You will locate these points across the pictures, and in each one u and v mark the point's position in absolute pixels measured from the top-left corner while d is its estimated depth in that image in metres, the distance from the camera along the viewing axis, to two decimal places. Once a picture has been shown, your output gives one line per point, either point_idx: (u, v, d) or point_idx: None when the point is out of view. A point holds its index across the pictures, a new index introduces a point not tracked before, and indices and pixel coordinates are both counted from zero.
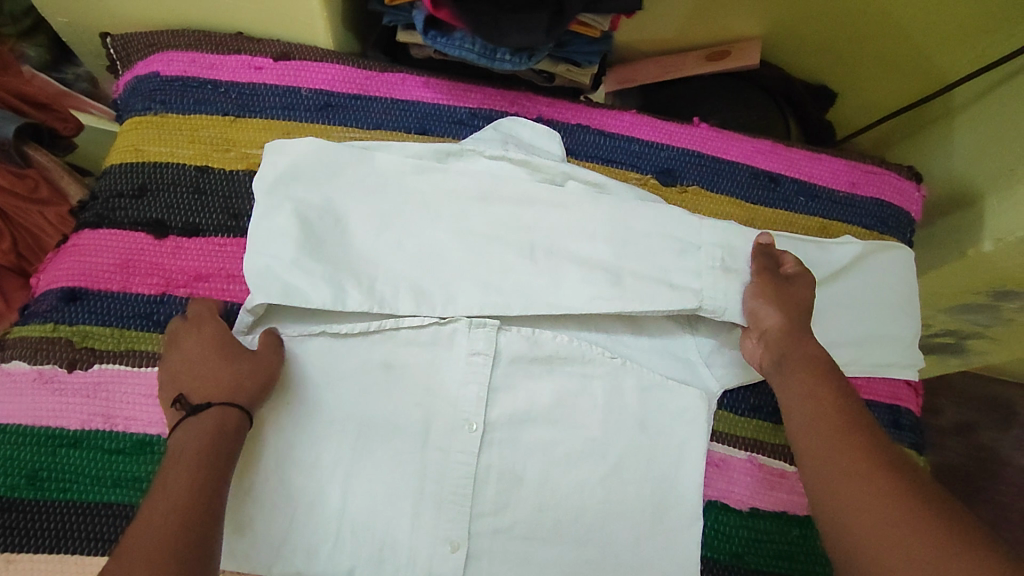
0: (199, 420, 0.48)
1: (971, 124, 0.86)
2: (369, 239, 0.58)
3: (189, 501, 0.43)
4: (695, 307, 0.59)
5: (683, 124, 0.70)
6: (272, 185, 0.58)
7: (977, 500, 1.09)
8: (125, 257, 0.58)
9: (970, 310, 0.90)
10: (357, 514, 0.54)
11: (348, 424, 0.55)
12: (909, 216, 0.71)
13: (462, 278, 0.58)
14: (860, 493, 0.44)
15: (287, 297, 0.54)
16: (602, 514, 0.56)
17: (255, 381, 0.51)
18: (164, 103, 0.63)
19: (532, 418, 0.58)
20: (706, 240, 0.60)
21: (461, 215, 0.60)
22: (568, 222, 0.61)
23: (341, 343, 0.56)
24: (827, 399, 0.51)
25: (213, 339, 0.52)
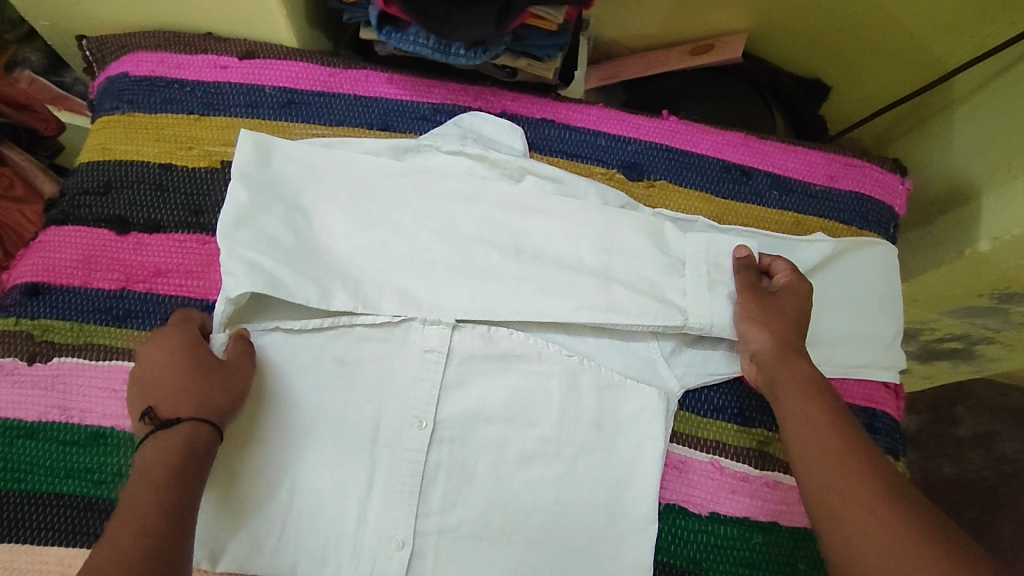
0: (168, 435, 0.47)
1: (969, 118, 0.81)
2: (350, 239, 0.58)
3: (154, 521, 0.43)
4: (680, 324, 0.58)
5: (651, 118, 0.69)
6: (249, 179, 0.57)
7: (999, 514, 1.04)
8: (87, 252, 0.59)
9: (977, 314, 0.85)
10: (320, 513, 0.54)
11: (315, 422, 0.55)
12: (891, 210, 0.69)
13: (447, 281, 0.58)
14: (866, 527, 0.45)
15: (274, 290, 0.53)
16: (552, 515, 0.55)
17: (224, 393, 0.51)
18: (131, 102, 0.64)
19: (484, 416, 0.57)
20: (690, 253, 0.60)
21: (443, 216, 0.60)
22: (550, 226, 0.61)
23: (309, 339, 0.56)
24: (828, 425, 0.51)
25: (183, 350, 0.51)
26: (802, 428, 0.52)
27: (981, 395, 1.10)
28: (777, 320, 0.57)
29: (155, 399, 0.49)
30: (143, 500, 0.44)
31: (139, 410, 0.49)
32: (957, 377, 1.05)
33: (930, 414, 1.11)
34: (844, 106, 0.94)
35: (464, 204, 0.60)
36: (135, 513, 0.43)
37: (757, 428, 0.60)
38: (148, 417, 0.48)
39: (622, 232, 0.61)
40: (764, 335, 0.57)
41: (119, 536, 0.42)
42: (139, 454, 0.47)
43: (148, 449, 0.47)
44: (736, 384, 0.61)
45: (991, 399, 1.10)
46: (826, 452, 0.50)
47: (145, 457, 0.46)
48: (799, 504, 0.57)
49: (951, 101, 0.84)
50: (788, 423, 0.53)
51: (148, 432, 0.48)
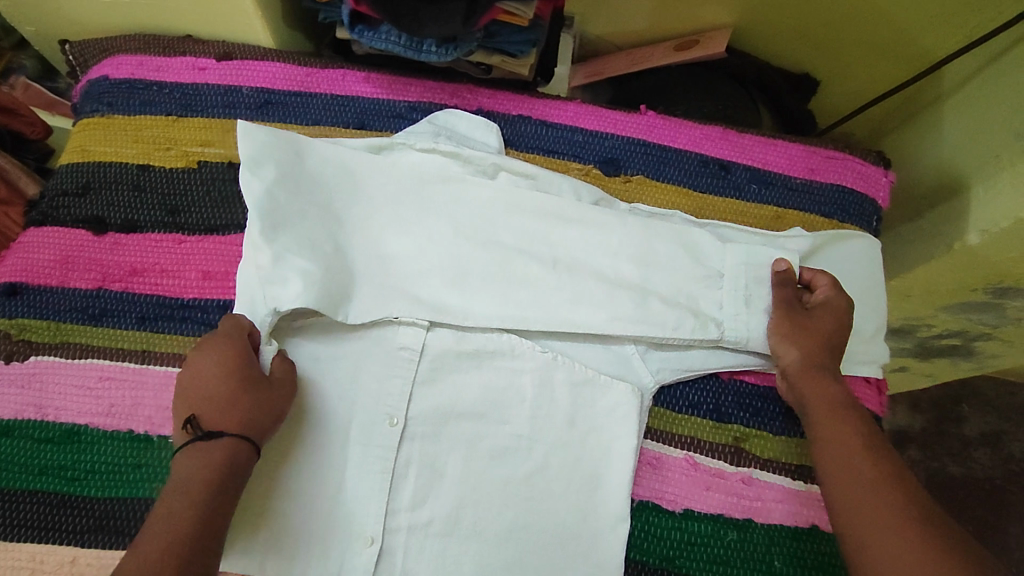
0: (206, 449, 0.48)
1: (959, 109, 0.78)
2: (389, 244, 0.59)
3: (183, 536, 0.44)
4: (717, 338, 0.58)
5: (630, 113, 0.68)
6: (280, 182, 0.56)
7: (1006, 515, 1.02)
8: (65, 253, 0.60)
9: (972, 309, 0.82)
10: (369, 527, 0.53)
11: (355, 438, 0.55)
12: (875, 204, 0.67)
13: (484, 289, 0.59)
14: (889, 542, 0.44)
15: (325, 303, 0.54)
16: (521, 512, 0.55)
17: (268, 411, 0.51)
18: (110, 105, 0.65)
19: (458, 413, 0.57)
20: (729, 265, 0.60)
21: (483, 228, 0.60)
22: (588, 238, 0.61)
23: (344, 348, 0.57)
24: (856, 445, 0.51)
25: (232, 361, 0.51)
26: (830, 445, 0.51)
27: (986, 393, 1.08)
28: (813, 335, 0.57)
29: (198, 409, 0.49)
30: (175, 515, 0.44)
31: (182, 415, 0.50)
32: (960, 374, 1.01)
33: (935, 412, 1.08)
34: (836, 100, 0.93)
35: (497, 215, 0.61)
36: (167, 526, 0.44)
37: (733, 424, 0.59)
38: (189, 424, 0.49)
39: (659, 245, 0.61)
40: (798, 349, 0.56)
41: (148, 551, 0.42)
42: (178, 460, 0.48)
43: (186, 459, 0.47)
44: (712, 380, 0.60)
45: (996, 397, 1.08)
46: (856, 470, 0.49)
47: (183, 467, 0.47)
48: (775, 501, 0.57)
49: (942, 93, 0.82)
50: (818, 441, 0.53)
51: (190, 440, 0.48)
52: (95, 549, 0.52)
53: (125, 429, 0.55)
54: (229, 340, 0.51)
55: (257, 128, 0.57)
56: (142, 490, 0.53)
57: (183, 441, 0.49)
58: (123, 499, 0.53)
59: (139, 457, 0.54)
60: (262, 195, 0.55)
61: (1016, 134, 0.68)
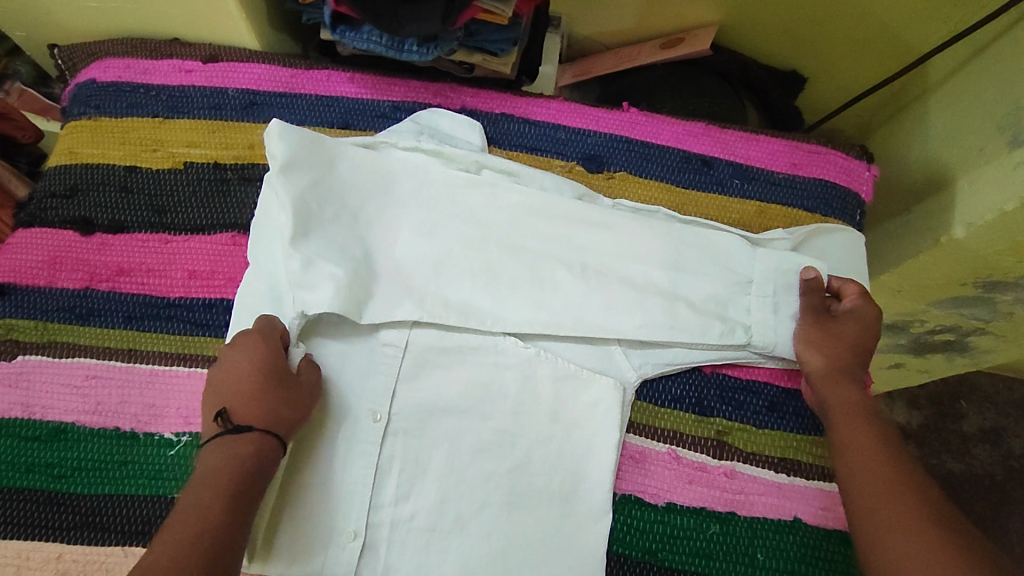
0: (235, 442, 0.49)
1: (945, 104, 0.78)
2: (416, 247, 0.60)
3: (210, 523, 0.44)
4: (745, 344, 0.58)
5: (612, 110, 0.69)
6: (315, 190, 0.57)
7: (1007, 512, 1.01)
8: (52, 253, 0.61)
9: (965, 304, 0.78)
10: (398, 526, 0.54)
11: (386, 444, 0.55)
12: (858, 197, 0.68)
13: (513, 293, 0.59)
14: (909, 546, 0.45)
15: (352, 307, 0.55)
16: (505, 506, 0.55)
17: (294, 408, 0.51)
18: (98, 107, 0.66)
19: (441, 409, 0.57)
20: (757, 271, 0.60)
21: (513, 234, 0.61)
22: (615, 243, 0.61)
23: (373, 354, 0.57)
24: (874, 449, 0.51)
25: (262, 358, 0.51)
26: (850, 448, 0.52)
27: (985, 389, 1.07)
28: (840, 341, 0.57)
29: (230, 403, 0.50)
30: (204, 505, 0.45)
31: (212, 409, 0.51)
32: (953, 370, 0.97)
33: (934, 409, 1.07)
34: (824, 96, 0.93)
35: (525, 220, 0.61)
36: (195, 515, 0.44)
37: (716, 418, 0.59)
38: (220, 418, 0.50)
39: (688, 250, 0.61)
40: (826, 352, 0.56)
41: (177, 538, 0.43)
42: (207, 452, 0.49)
43: (216, 451, 0.48)
44: (695, 375, 0.60)
45: (995, 393, 1.07)
46: (876, 474, 0.49)
47: (213, 459, 0.48)
48: (758, 494, 0.57)
49: (928, 88, 0.81)
50: (838, 445, 0.53)
51: (220, 433, 0.49)
52: (80, 546, 0.52)
53: (111, 426, 0.55)
54: (260, 343, 0.52)
55: (290, 130, 0.57)
56: (128, 486, 0.54)
57: (213, 434, 0.50)
58: (109, 496, 0.53)
59: (125, 454, 0.55)
60: (296, 201, 0.55)
61: (1000, 126, 0.67)
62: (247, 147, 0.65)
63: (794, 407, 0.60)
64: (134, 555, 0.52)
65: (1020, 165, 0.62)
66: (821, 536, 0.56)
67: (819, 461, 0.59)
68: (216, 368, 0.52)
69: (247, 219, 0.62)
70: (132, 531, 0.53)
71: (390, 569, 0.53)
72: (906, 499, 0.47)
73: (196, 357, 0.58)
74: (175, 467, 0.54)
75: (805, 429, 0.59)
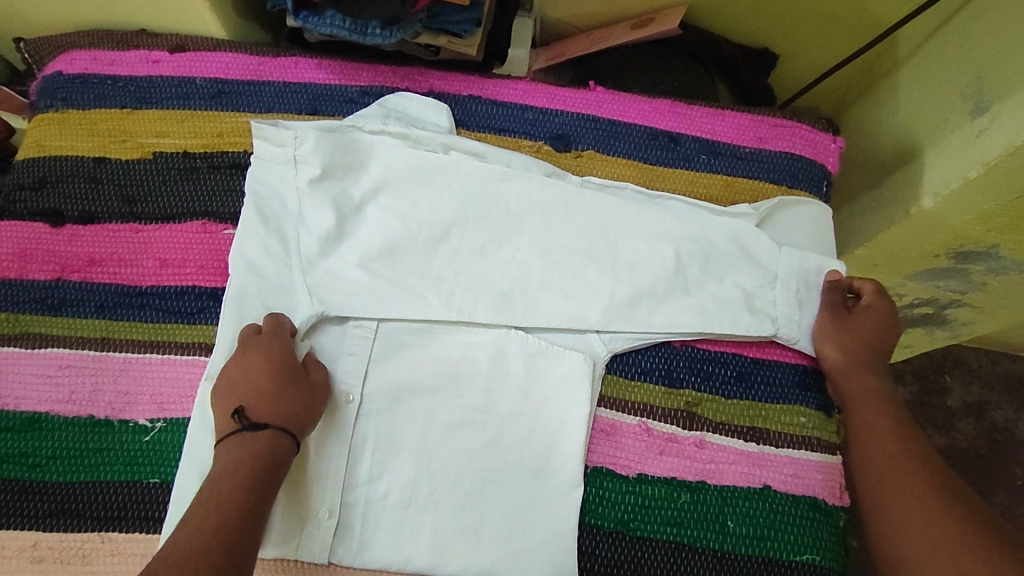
0: (252, 440, 0.49)
1: (914, 76, 0.78)
2: (447, 245, 0.60)
3: (231, 517, 0.45)
4: (771, 334, 0.60)
5: (579, 90, 0.70)
6: (348, 194, 0.60)
7: (991, 483, 1.02)
8: (23, 245, 0.61)
9: (940, 276, 0.78)
10: (389, 500, 0.54)
11: (409, 434, 0.56)
12: (824, 168, 0.69)
13: (542, 288, 0.60)
14: (912, 514, 0.49)
15: (380, 304, 0.57)
16: (477, 482, 0.55)
17: (308, 406, 0.52)
18: (65, 100, 0.66)
19: (415, 387, 0.57)
20: (782, 269, 0.62)
21: (546, 228, 0.62)
22: (642, 231, 0.62)
23: (407, 348, 0.58)
24: (889, 432, 0.54)
25: (279, 357, 0.52)
26: (862, 429, 0.55)
27: (969, 363, 1.08)
28: (861, 336, 0.59)
29: (246, 400, 0.51)
30: (227, 498, 0.46)
31: (226, 408, 0.51)
32: (937, 344, 0.97)
33: (919, 384, 1.07)
34: (799, 73, 0.92)
35: (553, 213, 0.62)
36: (217, 508, 0.45)
37: (686, 389, 0.60)
38: (237, 415, 0.50)
39: (719, 241, 0.63)
40: (846, 342, 0.59)
41: (201, 526, 0.44)
42: (223, 448, 0.49)
43: (233, 447, 0.49)
44: (664, 348, 0.61)
45: (978, 366, 1.08)
46: (885, 454, 0.53)
47: (230, 455, 0.48)
48: (728, 462, 0.58)
49: (897, 61, 0.82)
50: (854, 427, 0.56)
51: (236, 430, 0.50)
52: (57, 532, 0.53)
53: (86, 414, 0.56)
54: (273, 344, 0.53)
55: (329, 134, 0.60)
56: (103, 473, 0.54)
57: (229, 430, 0.50)
58: (85, 483, 0.54)
59: (100, 442, 0.55)
60: (332, 203, 0.59)
61: (964, 95, 0.67)
62: (215, 136, 0.65)
63: (761, 376, 0.61)
64: (111, 539, 0.53)
65: (983, 131, 0.62)
66: (789, 502, 0.57)
67: (786, 430, 0.59)
68: (229, 366, 0.53)
69: (216, 207, 0.62)
70: (108, 516, 0.53)
71: (365, 546, 0.53)
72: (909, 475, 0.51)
73: (168, 344, 0.58)
74: (150, 452, 0.55)
75: (773, 397, 0.60)
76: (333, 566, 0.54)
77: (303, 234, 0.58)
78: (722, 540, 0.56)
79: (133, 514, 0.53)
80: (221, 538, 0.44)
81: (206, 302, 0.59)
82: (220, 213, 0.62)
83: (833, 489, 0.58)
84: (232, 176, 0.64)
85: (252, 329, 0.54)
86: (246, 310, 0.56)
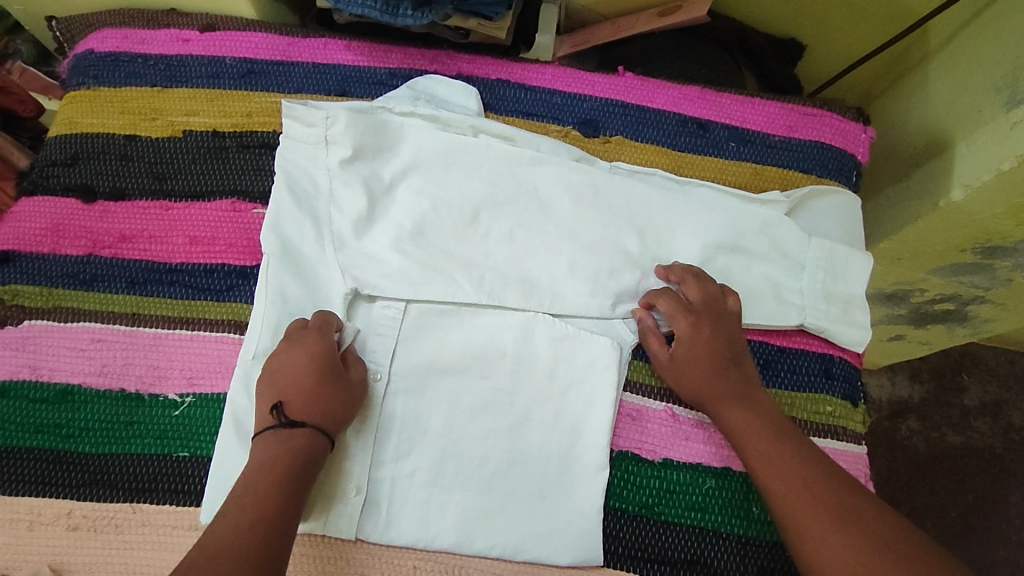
0: (290, 437, 0.49)
1: (945, 68, 0.76)
2: (474, 228, 0.60)
3: (266, 512, 0.46)
4: (798, 324, 0.61)
5: (608, 75, 0.70)
6: (378, 175, 0.60)
7: (1006, 483, 1.01)
8: (56, 221, 0.62)
9: (965, 271, 0.76)
10: (415, 479, 0.55)
11: (436, 414, 0.56)
12: (853, 159, 0.68)
13: (570, 274, 0.60)
14: (830, 546, 0.46)
15: (409, 285, 0.57)
16: (503, 463, 0.56)
17: (346, 404, 0.52)
18: (96, 78, 0.67)
19: (443, 368, 0.57)
20: (810, 259, 0.62)
21: (573, 213, 0.61)
22: (672, 220, 0.62)
23: (432, 328, 0.58)
24: (799, 462, 0.51)
25: (323, 355, 0.52)
26: (760, 463, 0.51)
27: (987, 363, 1.07)
28: (699, 376, 0.56)
29: (285, 396, 0.51)
30: (263, 494, 0.46)
31: (267, 400, 0.51)
32: (956, 342, 0.96)
33: (935, 382, 1.06)
34: (826, 64, 0.91)
35: (581, 198, 0.62)
36: (255, 502, 0.46)
37: None
38: (275, 411, 0.50)
39: (748, 231, 0.62)
40: (701, 386, 0.56)
41: (238, 523, 0.45)
42: (260, 444, 0.49)
43: (268, 443, 0.49)
44: None
45: (996, 366, 1.07)
46: (797, 487, 0.49)
47: (266, 452, 0.49)
48: None
49: (927, 53, 0.80)
50: (749, 458, 0.52)
51: (273, 426, 0.50)
52: (89, 502, 0.54)
53: (117, 387, 0.56)
54: (316, 340, 0.53)
55: (359, 116, 0.59)
56: (135, 446, 0.55)
57: (266, 425, 0.50)
58: (116, 455, 0.55)
59: (131, 415, 0.56)
60: (365, 185, 0.59)
61: (999, 87, 0.66)
62: (245, 115, 0.65)
63: (787, 364, 0.61)
64: (142, 510, 0.54)
65: (1018, 124, 0.61)
66: None
67: (812, 418, 0.60)
68: (273, 358, 0.53)
69: (246, 185, 0.63)
70: (140, 488, 0.54)
71: (392, 522, 0.54)
72: (819, 503, 0.48)
73: (197, 320, 0.58)
74: (180, 426, 0.56)
75: (799, 385, 0.60)
76: (361, 542, 0.54)
77: (336, 215, 0.58)
78: (746, 528, 0.56)
79: (164, 486, 0.54)
80: (260, 531, 0.45)
81: (235, 280, 0.60)
82: (249, 192, 0.63)
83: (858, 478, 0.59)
84: (262, 156, 0.64)
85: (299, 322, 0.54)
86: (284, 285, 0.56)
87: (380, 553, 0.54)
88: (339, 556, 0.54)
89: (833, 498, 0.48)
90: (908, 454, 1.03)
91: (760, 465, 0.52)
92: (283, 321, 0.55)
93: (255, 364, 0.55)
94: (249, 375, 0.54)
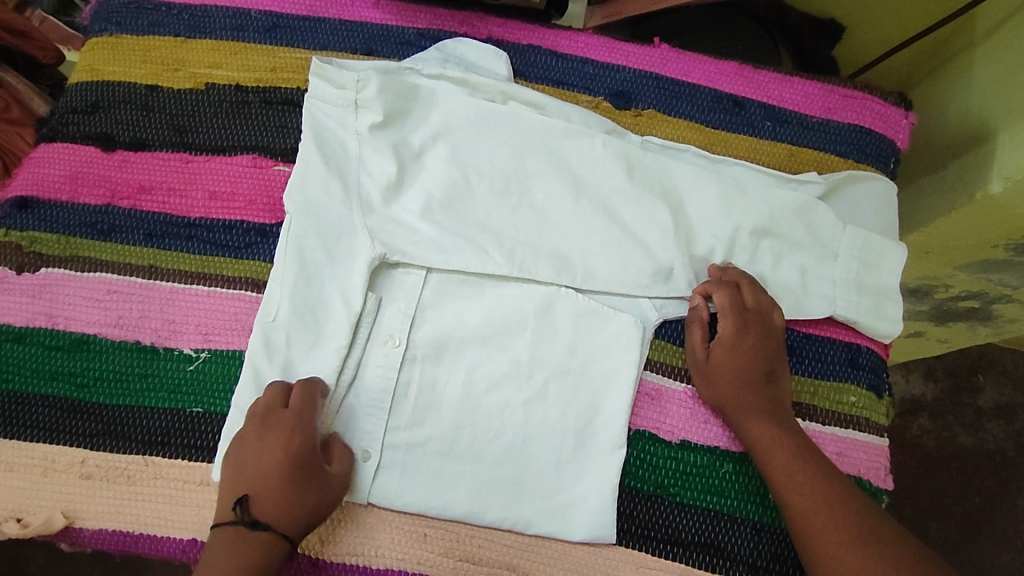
0: (249, 542, 0.48)
1: (992, 55, 0.72)
2: (501, 201, 0.58)
3: None
4: (827, 313, 0.59)
5: (643, 46, 0.67)
6: (408, 141, 0.58)
7: (1014, 488, 1.00)
8: (74, 169, 0.61)
9: (994, 269, 0.73)
10: (429, 447, 0.54)
11: (453, 383, 0.55)
12: (892, 145, 0.66)
13: (601, 251, 0.58)
14: (852, 568, 0.46)
15: (436, 254, 0.56)
16: (520, 437, 0.55)
17: (317, 502, 0.50)
18: (119, 24, 0.65)
19: (460, 339, 0.56)
20: (843, 246, 0.60)
21: (600, 188, 0.59)
22: (703, 204, 0.60)
23: (454, 300, 0.57)
24: (816, 475, 0.50)
25: (298, 449, 0.49)
26: (780, 475, 0.51)
27: (1005, 364, 1.04)
28: (732, 382, 0.55)
29: (252, 491, 0.49)
30: None
31: (233, 491, 0.49)
32: (976, 341, 0.94)
33: (950, 381, 1.04)
34: (864, 46, 0.88)
35: (610, 173, 0.60)
36: None
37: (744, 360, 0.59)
38: (239, 506, 0.49)
39: (783, 216, 0.60)
40: (731, 393, 0.55)
41: None
42: (220, 539, 0.48)
43: (227, 541, 0.48)
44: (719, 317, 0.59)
45: (1014, 368, 1.04)
46: (820, 505, 0.49)
47: (225, 552, 0.47)
48: None
49: (974, 38, 0.76)
50: (767, 472, 0.52)
51: (234, 521, 0.48)
52: (102, 452, 0.54)
53: (132, 339, 0.56)
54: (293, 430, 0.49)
55: (392, 80, 0.57)
56: (148, 399, 0.55)
57: (229, 517, 0.49)
58: (130, 407, 0.55)
59: (145, 368, 0.55)
60: (392, 149, 0.57)
61: None
62: (269, 71, 0.64)
63: (813, 351, 0.60)
64: (154, 463, 0.54)
65: None
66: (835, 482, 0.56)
67: (834, 408, 0.59)
68: (247, 436, 0.50)
69: (268, 142, 0.61)
70: (152, 441, 0.54)
71: (403, 491, 0.53)
72: (840, 524, 0.48)
73: (214, 277, 0.58)
74: (193, 382, 0.55)
75: (822, 373, 0.59)
76: (371, 507, 0.54)
77: (365, 179, 0.57)
78: (762, 516, 0.55)
79: (177, 441, 0.54)
80: None
81: (253, 238, 0.59)
82: (271, 149, 0.61)
83: (876, 470, 0.58)
84: (285, 113, 0.62)
85: (282, 398, 0.51)
86: (305, 255, 0.55)
87: (390, 518, 0.54)
88: (347, 520, 0.54)
89: (852, 519, 0.48)
90: (917, 452, 1.02)
91: (782, 480, 0.51)
92: (300, 285, 0.54)
93: (278, 327, 0.54)
94: (271, 337, 0.53)
